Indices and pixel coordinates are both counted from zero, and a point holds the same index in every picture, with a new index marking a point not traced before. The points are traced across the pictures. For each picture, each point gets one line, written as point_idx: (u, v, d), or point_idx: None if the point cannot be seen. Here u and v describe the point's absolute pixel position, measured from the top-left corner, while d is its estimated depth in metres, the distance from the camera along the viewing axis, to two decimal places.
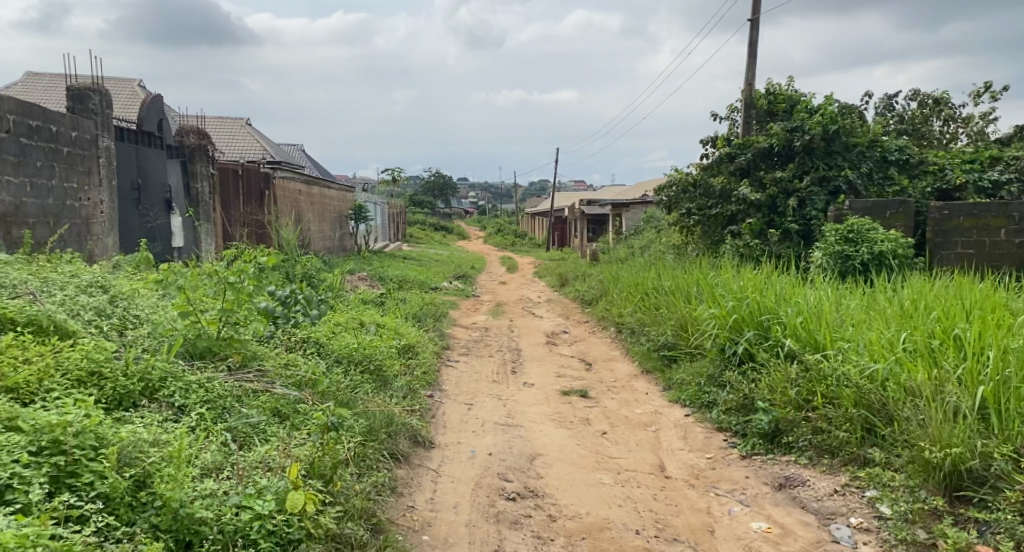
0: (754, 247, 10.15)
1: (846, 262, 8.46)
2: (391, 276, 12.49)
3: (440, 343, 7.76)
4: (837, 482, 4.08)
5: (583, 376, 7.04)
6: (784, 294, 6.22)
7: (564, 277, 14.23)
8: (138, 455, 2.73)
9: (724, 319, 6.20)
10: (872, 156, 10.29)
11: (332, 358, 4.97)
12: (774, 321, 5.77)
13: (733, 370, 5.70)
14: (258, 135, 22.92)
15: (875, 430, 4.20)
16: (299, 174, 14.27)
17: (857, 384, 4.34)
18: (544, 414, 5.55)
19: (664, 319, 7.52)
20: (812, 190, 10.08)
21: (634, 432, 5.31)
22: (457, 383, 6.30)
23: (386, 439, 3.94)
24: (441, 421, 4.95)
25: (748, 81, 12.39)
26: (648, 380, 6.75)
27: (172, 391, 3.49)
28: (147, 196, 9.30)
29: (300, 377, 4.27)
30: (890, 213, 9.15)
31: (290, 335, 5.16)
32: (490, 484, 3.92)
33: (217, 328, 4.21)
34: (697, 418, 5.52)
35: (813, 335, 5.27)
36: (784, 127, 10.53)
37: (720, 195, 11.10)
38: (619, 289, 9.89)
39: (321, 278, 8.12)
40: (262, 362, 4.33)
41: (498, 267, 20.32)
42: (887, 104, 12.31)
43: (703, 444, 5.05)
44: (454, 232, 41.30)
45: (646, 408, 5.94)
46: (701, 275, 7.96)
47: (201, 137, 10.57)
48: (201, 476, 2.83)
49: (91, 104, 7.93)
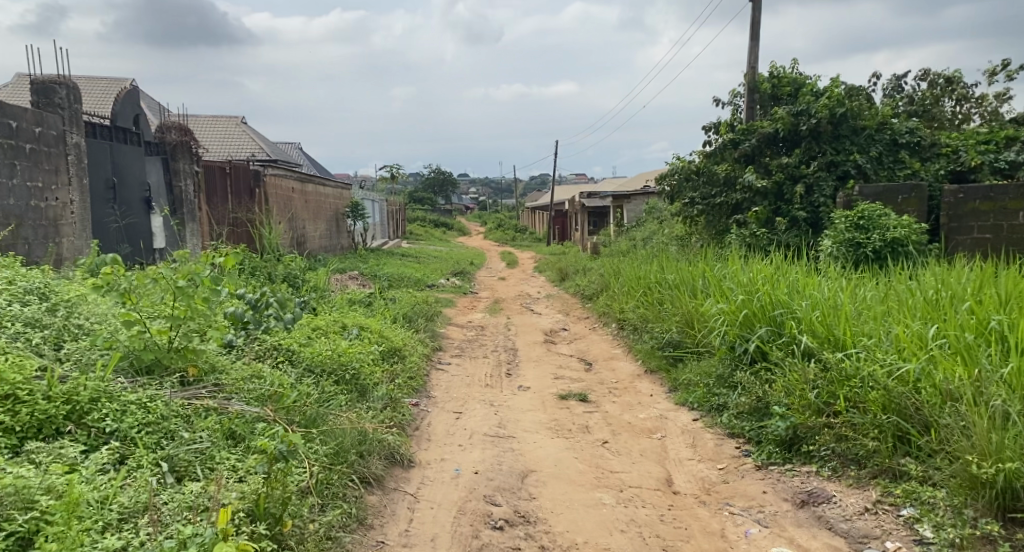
0: (762, 236, 9.66)
1: (858, 250, 8.00)
2: (384, 274, 12.05)
3: (431, 344, 7.31)
4: (867, 499, 3.61)
5: (583, 377, 6.59)
6: (797, 285, 5.77)
7: (564, 272, 13.77)
8: (21, 508, 2.36)
9: (732, 313, 5.74)
10: (882, 138, 9.83)
11: (302, 368, 4.50)
12: (786, 316, 5.31)
13: (744, 370, 5.24)
14: (252, 132, 22.47)
15: (908, 438, 3.73)
16: (292, 171, 13.74)
17: (886, 386, 3.86)
18: (539, 422, 5.10)
19: (667, 315, 7.07)
20: (820, 175, 9.63)
21: (638, 441, 4.87)
22: (446, 388, 5.85)
23: (356, 461, 3.48)
24: (425, 434, 4.49)
25: (751, 64, 11.89)
26: (652, 381, 6.30)
27: (104, 415, 3.04)
28: (124, 195, 8.87)
29: (262, 391, 3.82)
30: (903, 198, 8.71)
31: (258, 343, 4.70)
32: (475, 510, 3.47)
33: (167, 338, 3.76)
34: (706, 423, 5.08)
35: (833, 332, 4.81)
36: (790, 110, 10.06)
37: (724, 182, 10.62)
38: (621, 284, 9.44)
39: (305, 278, 7.68)
40: (219, 375, 3.88)
41: (498, 262, 19.84)
42: (896, 85, 11.82)
43: (714, 452, 4.61)
44: (453, 229, 40.78)
45: (651, 412, 5.49)
46: (707, 266, 7.50)
47: (183, 133, 10.00)
48: (101, 534, 2.42)
49: (57, 99, 7.47)
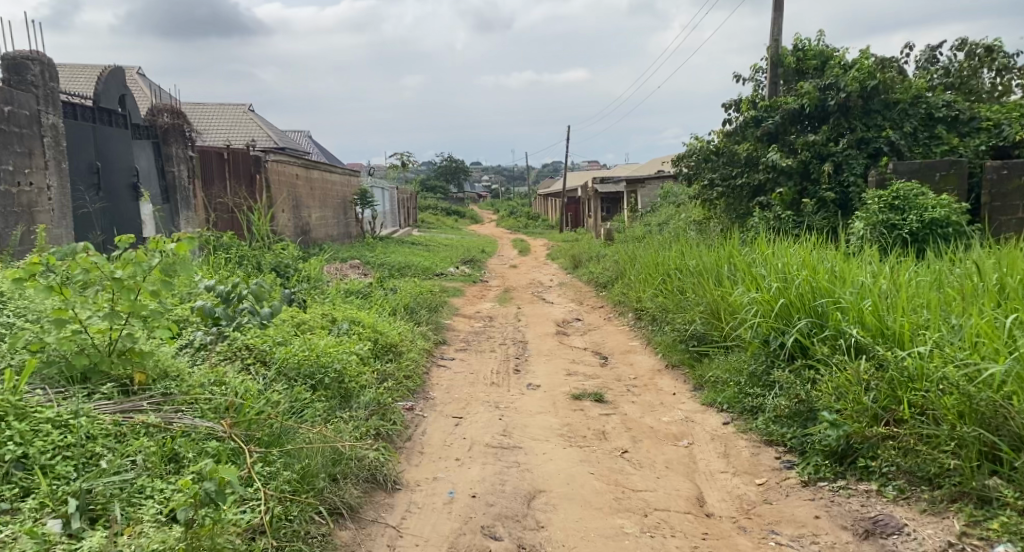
0: (788, 219, 8.99)
1: (893, 232, 7.32)
2: (388, 262, 11.47)
3: (433, 338, 6.71)
4: (949, 531, 3.04)
5: (598, 373, 5.97)
6: (838, 273, 5.10)
7: (577, 258, 13.12)
8: None
9: (766, 302, 5.08)
10: (917, 113, 9.12)
11: (275, 370, 3.92)
12: (830, 305, 4.63)
13: (782, 367, 4.61)
14: (259, 119, 21.93)
15: (996, 455, 3.12)
16: (296, 157, 13.09)
17: (965, 391, 3.23)
18: (549, 428, 4.50)
19: (690, 305, 6.43)
20: (850, 153, 8.93)
21: (661, 449, 4.27)
22: (447, 388, 5.24)
23: (327, 487, 2.92)
24: (417, 446, 3.91)
25: (774, 37, 11.16)
26: (674, 378, 5.71)
27: (8, 436, 2.49)
28: (110, 181, 8.31)
29: (218, 400, 3.26)
30: (940, 176, 8.08)
31: (228, 342, 4.13)
32: (471, 547, 2.91)
33: (107, 338, 3.18)
34: (739, 428, 4.49)
35: (887, 324, 4.17)
36: (816, 84, 9.33)
37: (746, 162, 9.92)
38: (638, 270, 8.81)
39: (298, 267, 7.09)
40: (169, 383, 3.31)
41: (511, 250, 19.24)
42: (931, 57, 11.04)
43: (750, 464, 4.02)
44: (466, 216, 40.15)
45: (674, 414, 4.88)
46: (732, 251, 6.87)
47: (173, 116, 9.65)
48: None
49: (30, 76, 6.85)
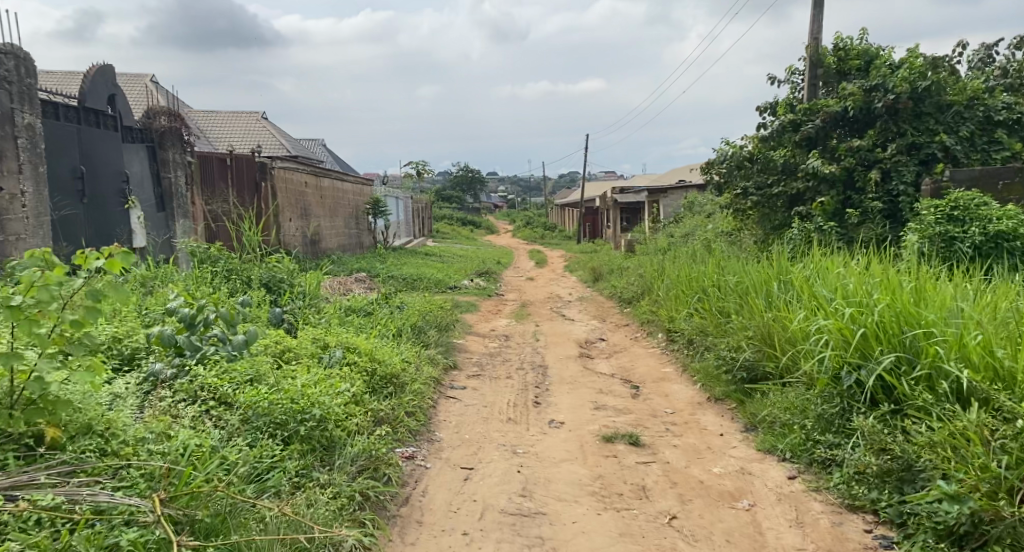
0: (829, 232, 8.12)
1: (952, 246, 6.43)
2: (398, 274, 10.72)
3: (443, 362, 5.92)
4: None
5: (629, 407, 5.14)
6: (920, 292, 4.24)
7: (598, 271, 12.29)
8: None
9: (837, 330, 4.14)
10: (974, 116, 8.26)
11: (239, 416, 3.16)
12: (922, 339, 3.76)
13: (862, 413, 3.77)
14: (273, 127, 21.32)
15: None
16: (304, 164, 12.32)
17: None
18: (577, 484, 3.68)
19: (735, 328, 5.61)
20: (898, 159, 8.06)
21: (716, 512, 3.46)
22: (455, 427, 4.44)
23: None
24: (419, 514, 3.15)
25: (812, 34, 10.37)
26: (719, 414, 4.91)
27: None
28: (95, 187, 7.47)
29: (152, 465, 2.50)
30: (1004, 184, 7.22)
31: (187, 379, 3.38)
32: None
33: (22, 384, 2.44)
34: (809, 485, 3.66)
35: (1000, 360, 3.38)
36: (860, 85, 8.54)
37: (783, 169, 9.07)
38: (667, 286, 7.98)
39: (294, 282, 6.34)
40: (94, 440, 2.57)
41: (527, 261, 18.52)
42: (985, 56, 10.23)
43: (833, 539, 3.21)
44: (482, 227, 39.53)
45: (727, 464, 4.05)
46: (780, 267, 6.06)
47: (172, 118, 8.88)
48: None
49: (4, 71, 5.81)
